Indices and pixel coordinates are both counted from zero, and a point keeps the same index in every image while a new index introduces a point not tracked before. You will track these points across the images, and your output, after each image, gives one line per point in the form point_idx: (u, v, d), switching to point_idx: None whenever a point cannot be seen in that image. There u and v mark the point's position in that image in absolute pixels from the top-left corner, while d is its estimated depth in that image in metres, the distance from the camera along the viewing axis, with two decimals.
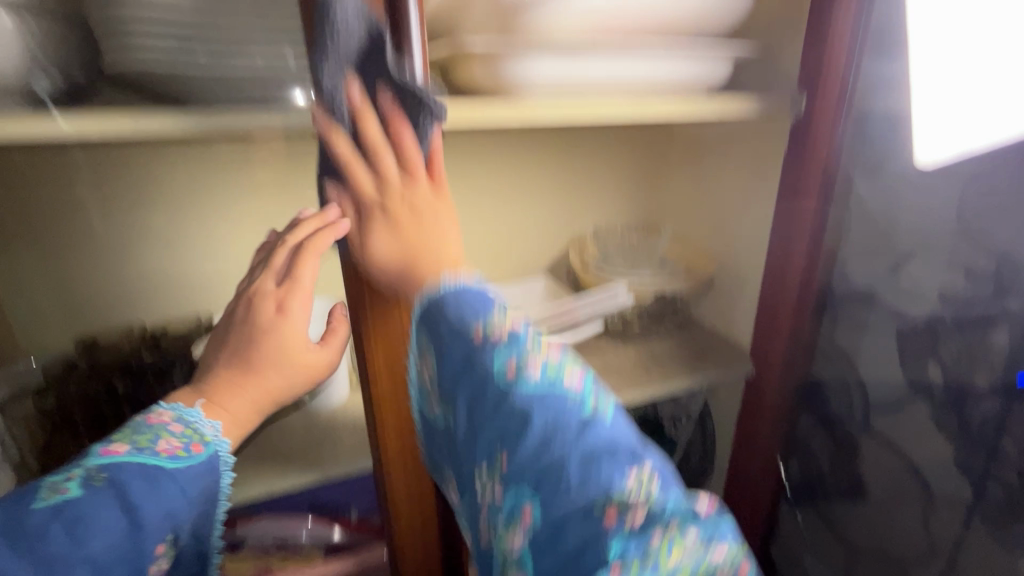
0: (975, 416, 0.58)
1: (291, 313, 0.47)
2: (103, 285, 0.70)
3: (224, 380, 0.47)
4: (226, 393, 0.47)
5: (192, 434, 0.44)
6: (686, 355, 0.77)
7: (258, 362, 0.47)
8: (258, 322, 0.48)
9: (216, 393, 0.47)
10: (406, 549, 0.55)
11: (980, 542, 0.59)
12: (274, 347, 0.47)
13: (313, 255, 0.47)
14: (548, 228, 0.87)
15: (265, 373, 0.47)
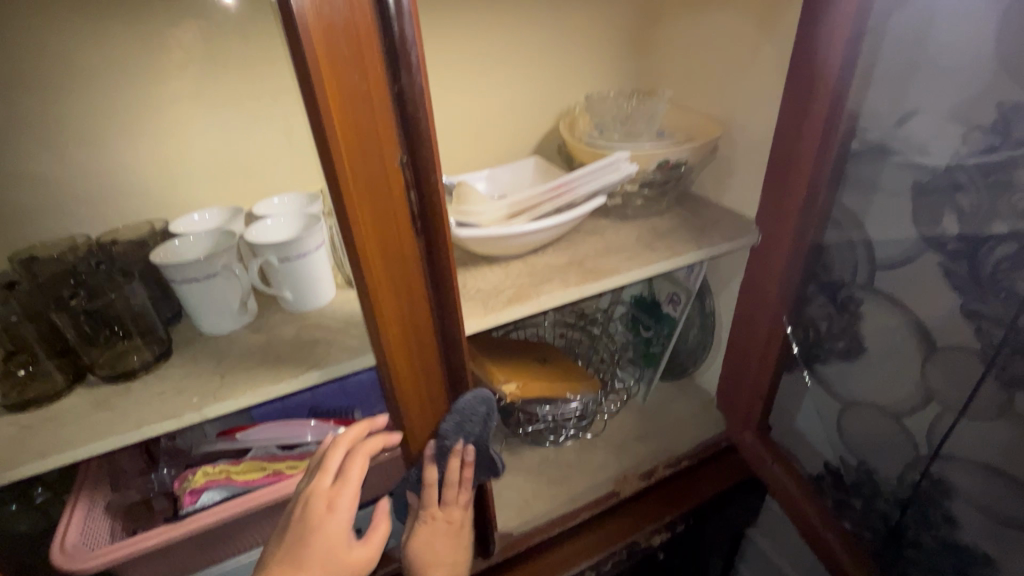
0: (986, 262, 0.56)
1: (338, 512, 0.47)
2: (23, 194, 0.60)
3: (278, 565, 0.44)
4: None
5: None
6: (688, 227, 0.73)
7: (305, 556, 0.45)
8: (303, 513, 0.47)
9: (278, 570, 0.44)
10: (417, 441, 0.54)
11: (977, 383, 0.60)
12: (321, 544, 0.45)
13: (356, 469, 0.49)
14: (536, 101, 0.78)
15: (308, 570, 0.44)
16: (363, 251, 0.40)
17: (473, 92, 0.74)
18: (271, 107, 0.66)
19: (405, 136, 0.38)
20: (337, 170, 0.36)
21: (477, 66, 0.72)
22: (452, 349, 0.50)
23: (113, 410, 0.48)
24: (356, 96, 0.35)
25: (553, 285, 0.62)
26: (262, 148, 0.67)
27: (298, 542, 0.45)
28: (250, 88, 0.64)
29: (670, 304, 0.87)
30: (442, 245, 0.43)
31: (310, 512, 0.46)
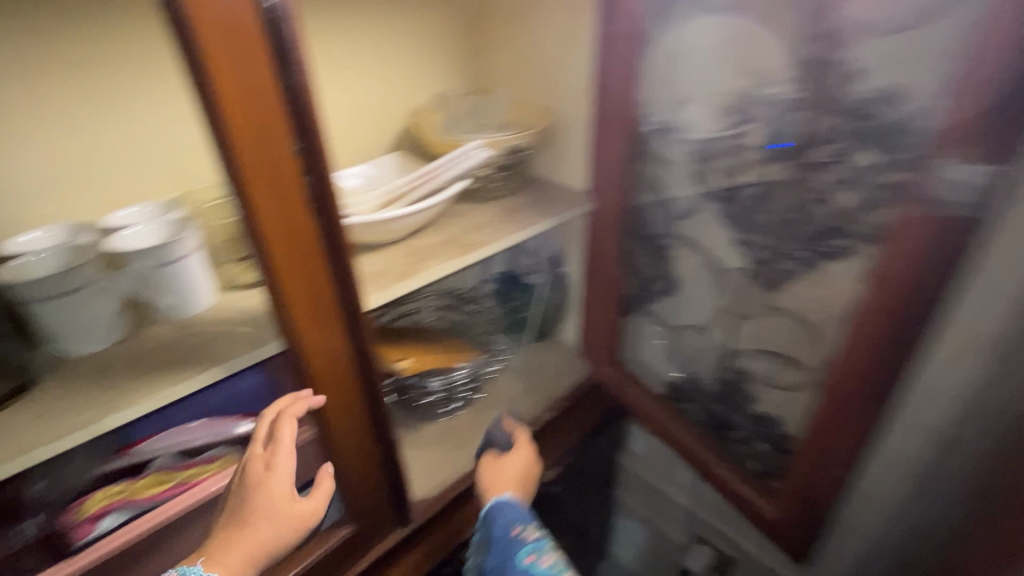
0: (742, 203, 0.78)
1: (276, 469, 0.50)
2: None
3: (223, 535, 0.47)
4: (223, 549, 0.46)
5: None
6: (537, 203, 0.86)
7: (249, 514, 0.48)
8: (243, 479, 0.50)
9: (216, 547, 0.47)
10: (331, 416, 0.58)
11: (749, 291, 0.83)
12: (257, 503, 0.48)
13: (286, 427, 0.52)
14: (388, 102, 0.84)
15: (256, 526, 0.47)
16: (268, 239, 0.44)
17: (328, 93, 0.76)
18: (112, 112, 0.60)
19: (297, 126, 0.43)
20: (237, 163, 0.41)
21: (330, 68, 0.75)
22: (356, 325, 0.55)
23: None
24: (253, 99, 0.39)
25: (434, 260, 0.70)
26: (101, 153, 0.61)
27: (238, 508, 0.48)
28: (83, 92, 0.58)
29: (530, 275, 1.04)
30: (338, 224, 0.48)
31: (249, 474, 0.50)
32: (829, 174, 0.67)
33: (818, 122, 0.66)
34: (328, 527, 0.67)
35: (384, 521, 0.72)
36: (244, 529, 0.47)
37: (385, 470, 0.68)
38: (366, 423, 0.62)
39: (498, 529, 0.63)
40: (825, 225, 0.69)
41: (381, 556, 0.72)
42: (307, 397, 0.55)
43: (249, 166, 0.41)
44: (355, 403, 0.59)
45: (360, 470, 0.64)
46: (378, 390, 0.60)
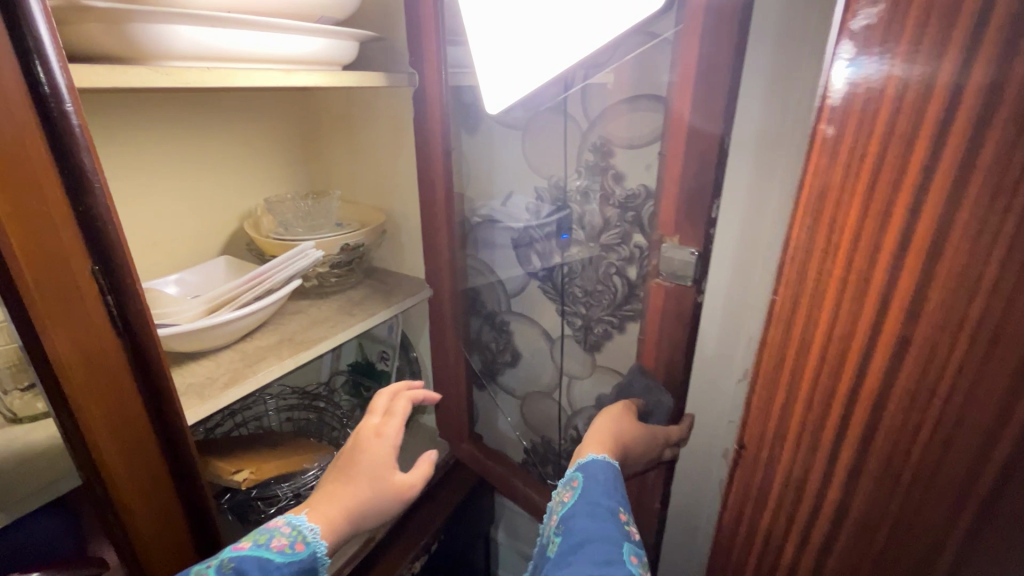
0: (559, 280, 0.91)
1: (382, 438, 0.58)
2: None
3: (326, 490, 0.54)
4: (323, 500, 0.54)
5: (296, 533, 0.50)
6: (378, 293, 0.90)
7: (352, 469, 0.56)
8: (357, 440, 0.59)
9: (317, 500, 0.54)
10: (150, 552, 0.52)
11: (576, 355, 0.95)
12: (362, 459, 0.57)
13: (404, 406, 0.63)
14: (216, 206, 0.84)
15: (359, 482, 0.55)
16: (58, 363, 0.42)
17: (139, 202, 0.74)
18: None
19: (95, 248, 0.42)
20: (18, 289, 0.39)
21: (136, 180, 0.73)
22: (176, 446, 0.52)
23: None
24: (40, 228, 0.39)
25: (268, 361, 0.69)
26: None
27: (348, 462, 0.57)
28: None
29: (381, 361, 1.05)
30: (149, 341, 0.47)
31: (361, 438, 0.59)
32: (617, 253, 0.82)
33: (603, 213, 0.82)
34: None
35: None
36: (348, 481, 0.55)
37: None
38: (197, 550, 0.57)
39: (596, 489, 0.51)
40: (622, 294, 0.84)
41: None
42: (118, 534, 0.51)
43: (35, 293, 0.40)
44: (180, 531, 0.55)
45: None
46: (209, 510, 0.56)
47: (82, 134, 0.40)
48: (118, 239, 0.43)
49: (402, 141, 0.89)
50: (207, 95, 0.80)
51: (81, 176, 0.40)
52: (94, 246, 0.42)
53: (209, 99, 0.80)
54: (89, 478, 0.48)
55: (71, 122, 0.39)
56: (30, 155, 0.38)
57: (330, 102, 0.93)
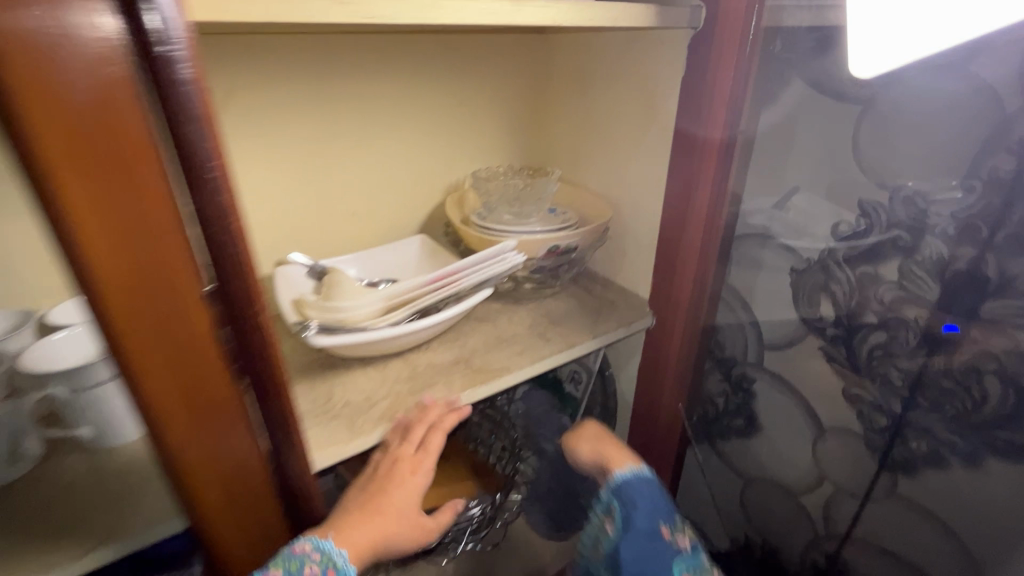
0: (863, 351, 0.57)
1: (407, 484, 0.46)
2: None
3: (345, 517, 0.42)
4: (352, 526, 0.42)
5: (328, 560, 0.39)
6: (585, 313, 0.69)
7: (379, 505, 0.44)
8: (390, 472, 0.46)
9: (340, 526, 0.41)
10: None
11: (863, 464, 0.61)
12: (380, 503, 0.44)
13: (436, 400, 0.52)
14: (419, 175, 0.72)
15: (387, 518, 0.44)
16: (155, 408, 0.31)
17: (324, 167, 0.65)
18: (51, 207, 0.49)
19: (207, 259, 0.30)
20: (103, 314, 0.27)
21: (327, 143, 0.64)
22: (305, 486, 0.42)
23: None
24: (135, 229, 0.26)
25: (438, 390, 0.54)
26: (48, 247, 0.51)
27: (375, 498, 0.45)
28: None
29: (571, 382, 0.85)
30: (269, 379, 0.35)
31: (396, 472, 0.46)
32: (1006, 339, 0.47)
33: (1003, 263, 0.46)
34: None
35: None
36: (369, 524, 0.43)
37: None
38: None
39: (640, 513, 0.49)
40: (997, 407, 0.48)
41: None
42: None
43: (119, 315, 0.28)
44: None
45: None
46: None
47: (203, 97, 0.27)
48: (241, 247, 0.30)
49: (656, 107, 0.63)
50: (420, 39, 0.66)
51: (194, 157, 0.27)
52: (206, 256, 0.30)
53: (415, 45, 0.66)
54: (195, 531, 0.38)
55: (187, 81, 0.26)
56: (123, 121, 0.25)
57: (565, 53, 0.73)
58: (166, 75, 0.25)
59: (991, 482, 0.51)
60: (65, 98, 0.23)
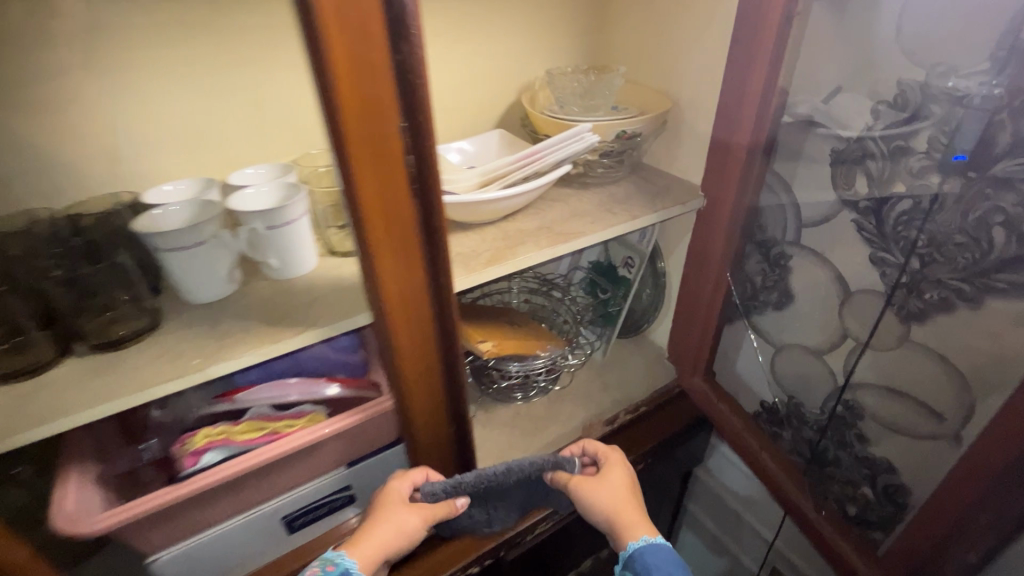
0: (890, 217, 0.67)
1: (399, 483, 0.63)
2: None
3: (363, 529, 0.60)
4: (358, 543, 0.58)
5: (328, 561, 0.56)
6: (644, 194, 0.79)
7: (381, 512, 0.61)
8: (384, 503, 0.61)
9: (355, 540, 0.59)
10: (413, 392, 0.58)
11: (881, 319, 0.72)
12: (382, 512, 0.60)
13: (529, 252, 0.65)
14: (498, 75, 0.82)
15: (380, 529, 0.59)
16: (364, 212, 0.44)
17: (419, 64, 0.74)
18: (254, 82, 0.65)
19: (403, 104, 0.41)
20: (341, 133, 0.40)
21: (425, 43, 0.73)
22: (445, 307, 0.54)
23: (119, 373, 0.49)
24: (362, 66, 0.38)
25: (527, 247, 0.67)
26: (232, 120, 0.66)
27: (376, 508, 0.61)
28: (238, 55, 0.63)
29: (625, 268, 0.96)
30: (435, 211, 0.47)
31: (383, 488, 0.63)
32: (1015, 194, 0.54)
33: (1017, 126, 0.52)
34: None
35: None
36: (371, 528, 0.59)
37: (455, 449, 0.68)
38: (447, 413, 0.63)
39: None
40: (1000, 255, 0.57)
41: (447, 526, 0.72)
42: (392, 373, 0.57)
43: (350, 133, 0.40)
44: (436, 382, 0.59)
45: (430, 449, 0.65)
46: (460, 384, 0.61)
47: None
48: (423, 89, 0.41)
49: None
50: None
51: (402, 15, 0.37)
52: (403, 95, 0.41)
53: None
54: (376, 319, 0.53)
55: None
56: None
57: None
58: None
59: (989, 321, 0.61)
60: None
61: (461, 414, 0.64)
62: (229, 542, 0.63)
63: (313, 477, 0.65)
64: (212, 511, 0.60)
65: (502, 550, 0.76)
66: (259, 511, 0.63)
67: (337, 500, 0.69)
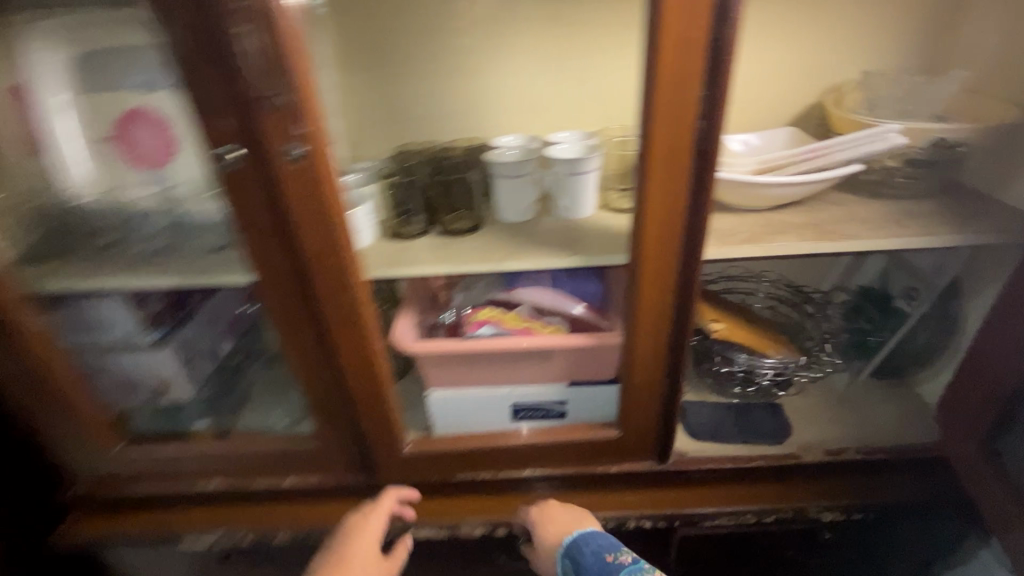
0: None
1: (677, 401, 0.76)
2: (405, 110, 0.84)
3: (639, 418, 0.77)
4: (628, 416, 0.77)
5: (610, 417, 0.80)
6: (950, 214, 0.70)
7: (649, 411, 0.77)
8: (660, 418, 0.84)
9: (626, 427, 0.78)
10: (640, 332, 0.68)
11: None
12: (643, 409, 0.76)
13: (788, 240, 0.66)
14: (806, 75, 0.82)
15: (634, 425, 0.78)
16: (650, 156, 0.55)
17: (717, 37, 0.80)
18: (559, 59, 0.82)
19: (710, 71, 0.51)
20: (652, 84, 0.51)
21: (744, 38, 0.79)
22: (691, 263, 0.62)
23: (455, 247, 0.72)
24: (686, 30, 0.48)
25: (787, 236, 0.68)
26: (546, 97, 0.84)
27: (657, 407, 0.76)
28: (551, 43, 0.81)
29: (903, 299, 0.89)
30: (706, 173, 0.56)
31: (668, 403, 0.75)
32: None
33: None
34: (596, 425, 0.80)
35: (642, 445, 0.80)
36: (630, 425, 0.78)
37: (663, 404, 0.76)
38: (665, 361, 0.71)
39: None
40: None
41: (634, 471, 0.81)
42: (629, 313, 0.67)
43: (660, 83, 0.51)
44: (663, 328, 0.68)
45: (641, 393, 0.74)
46: (684, 339, 0.69)
47: None
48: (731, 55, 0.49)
49: None
50: None
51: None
52: (713, 53, 0.50)
53: None
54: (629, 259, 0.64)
55: None
56: None
57: None
58: None
59: None
60: None
61: (676, 366, 0.72)
62: (473, 405, 0.82)
63: (543, 378, 0.80)
64: (471, 374, 0.80)
65: (672, 519, 0.81)
66: (499, 391, 0.81)
67: (553, 411, 0.82)
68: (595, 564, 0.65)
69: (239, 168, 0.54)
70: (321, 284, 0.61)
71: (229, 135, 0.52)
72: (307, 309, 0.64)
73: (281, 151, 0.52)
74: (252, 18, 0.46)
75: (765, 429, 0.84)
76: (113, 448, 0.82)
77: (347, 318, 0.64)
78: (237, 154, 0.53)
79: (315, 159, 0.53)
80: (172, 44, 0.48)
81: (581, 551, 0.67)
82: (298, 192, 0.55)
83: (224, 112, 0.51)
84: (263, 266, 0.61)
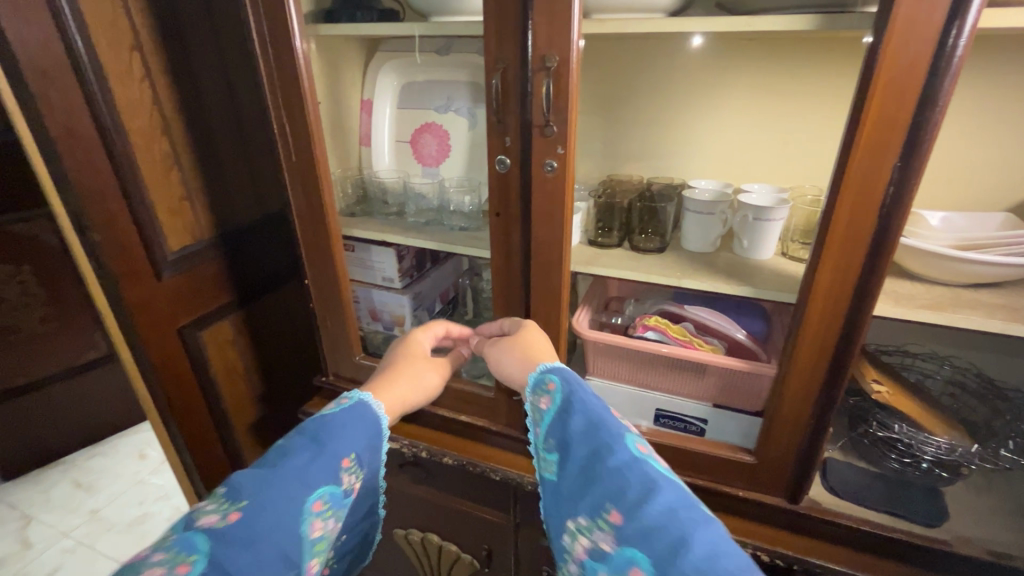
0: None
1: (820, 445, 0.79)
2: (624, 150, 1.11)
3: (779, 452, 0.81)
4: (766, 447, 0.82)
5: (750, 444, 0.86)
6: None
7: (790, 449, 0.81)
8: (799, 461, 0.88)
9: (762, 458, 0.83)
10: (794, 368, 0.75)
11: None
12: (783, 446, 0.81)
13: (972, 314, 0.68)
14: None
15: (770, 458, 0.82)
16: (835, 210, 0.64)
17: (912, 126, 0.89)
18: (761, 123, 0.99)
19: (907, 148, 0.59)
20: (848, 152, 0.61)
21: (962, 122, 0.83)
22: (860, 314, 0.68)
23: (641, 261, 0.87)
24: (890, 111, 0.58)
25: (973, 311, 0.69)
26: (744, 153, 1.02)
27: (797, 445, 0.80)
28: (758, 110, 0.99)
29: None
30: (890, 233, 0.62)
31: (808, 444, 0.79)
32: None
33: None
34: (733, 446, 0.87)
35: (775, 480, 0.84)
36: (766, 457, 0.83)
37: (805, 446, 0.79)
38: (815, 403, 0.76)
39: None
40: None
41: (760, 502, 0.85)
42: (788, 348, 0.74)
43: (856, 152, 0.60)
44: (819, 369, 0.73)
45: (785, 427, 0.79)
46: (839, 385, 0.73)
47: (958, 59, 0.54)
48: (931, 136, 0.57)
49: None
50: None
51: (937, 87, 0.55)
52: (912, 134, 0.58)
53: None
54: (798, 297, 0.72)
55: (956, 49, 0.54)
56: (916, 61, 0.55)
57: None
58: (952, 47, 0.54)
59: None
60: (898, 50, 0.55)
61: (826, 411, 0.76)
62: (622, 398, 0.96)
63: (691, 391, 0.90)
64: (630, 371, 0.94)
65: (794, 564, 0.83)
66: (648, 394, 0.93)
67: (691, 424, 0.91)
68: (594, 406, 0.65)
69: (509, 171, 0.77)
70: (536, 265, 0.81)
71: (509, 150, 0.76)
72: (520, 281, 0.85)
73: (540, 164, 0.74)
74: (548, 75, 0.68)
75: (916, 510, 0.81)
76: (357, 355, 1.10)
77: (547, 294, 0.83)
78: (511, 162, 0.76)
79: (561, 173, 0.73)
80: (492, 86, 0.73)
81: (578, 391, 0.67)
82: (542, 195, 0.75)
83: (511, 133, 0.74)
84: (500, 242, 0.83)
